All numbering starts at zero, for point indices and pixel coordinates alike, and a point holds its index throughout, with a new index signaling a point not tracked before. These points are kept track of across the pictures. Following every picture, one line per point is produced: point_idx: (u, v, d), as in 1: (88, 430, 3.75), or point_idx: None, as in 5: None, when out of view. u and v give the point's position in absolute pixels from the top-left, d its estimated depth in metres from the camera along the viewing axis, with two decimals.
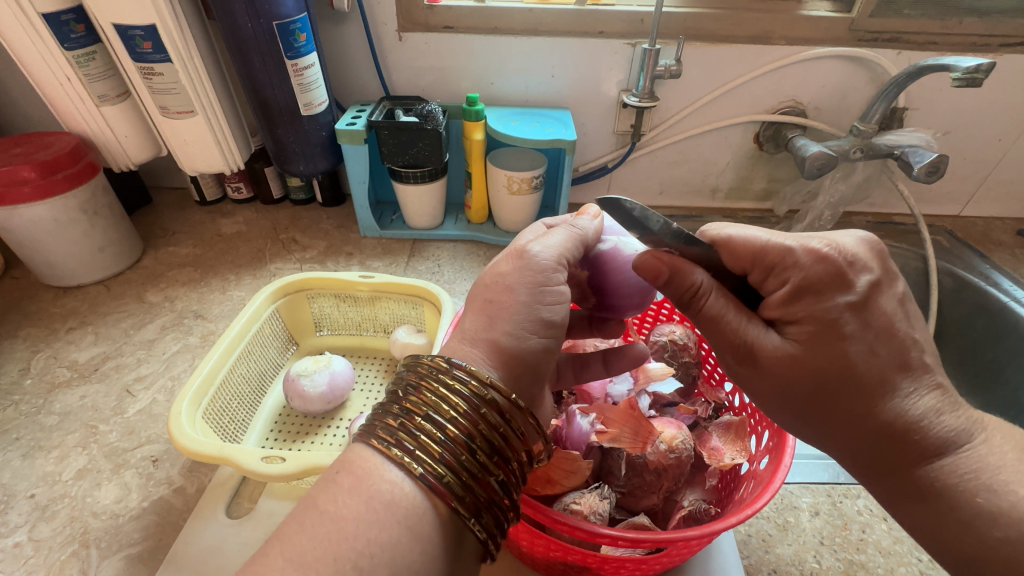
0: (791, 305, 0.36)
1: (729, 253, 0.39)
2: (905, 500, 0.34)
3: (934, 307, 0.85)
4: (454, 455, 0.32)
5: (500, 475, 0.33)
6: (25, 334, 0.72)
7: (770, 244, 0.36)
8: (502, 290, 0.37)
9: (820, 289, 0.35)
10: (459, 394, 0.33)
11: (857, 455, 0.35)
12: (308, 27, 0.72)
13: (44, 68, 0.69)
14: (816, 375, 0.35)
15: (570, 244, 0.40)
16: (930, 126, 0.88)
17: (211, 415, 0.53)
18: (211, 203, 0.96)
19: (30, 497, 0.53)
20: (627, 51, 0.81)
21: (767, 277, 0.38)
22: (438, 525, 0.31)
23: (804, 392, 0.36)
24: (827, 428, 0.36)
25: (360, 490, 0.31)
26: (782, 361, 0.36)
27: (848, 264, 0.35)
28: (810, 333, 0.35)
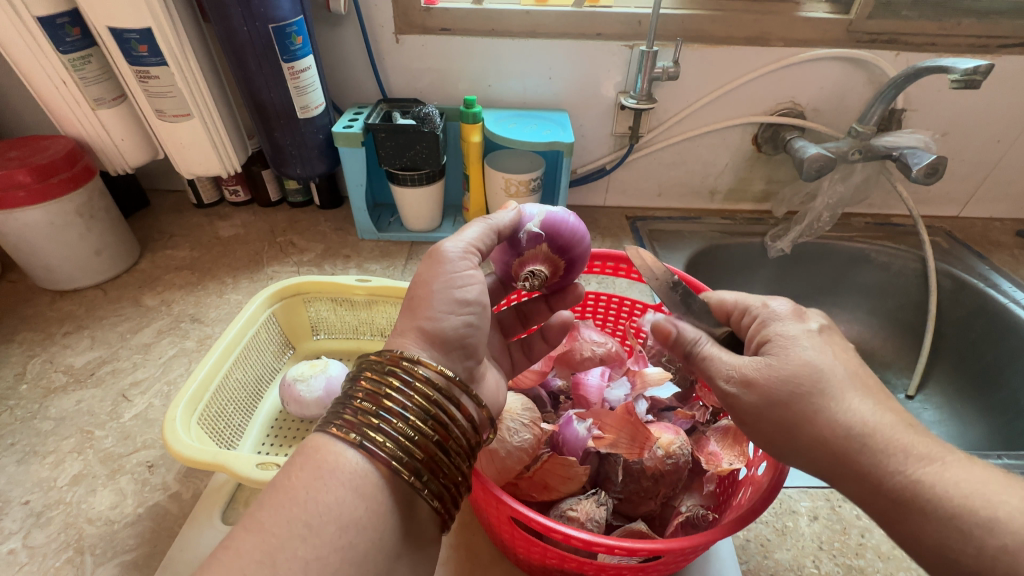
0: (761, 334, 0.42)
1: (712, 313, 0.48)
2: (877, 510, 0.33)
3: (934, 309, 0.85)
4: (398, 426, 0.33)
5: (444, 443, 0.34)
6: (21, 338, 0.72)
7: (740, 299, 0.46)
8: (422, 280, 0.40)
9: (775, 325, 0.41)
10: (397, 373, 0.35)
11: (830, 466, 0.35)
12: (304, 30, 0.72)
13: (39, 71, 0.69)
14: (786, 386, 0.37)
15: (485, 236, 0.44)
16: (929, 127, 0.88)
17: (207, 420, 0.53)
18: (208, 206, 0.96)
19: (24, 504, 0.53)
20: (625, 53, 0.81)
21: (741, 322, 0.45)
22: (387, 490, 0.32)
23: (781, 407, 0.37)
24: (804, 444, 0.36)
25: (312, 465, 0.31)
26: (763, 376, 0.38)
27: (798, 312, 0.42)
28: (770, 360, 0.39)
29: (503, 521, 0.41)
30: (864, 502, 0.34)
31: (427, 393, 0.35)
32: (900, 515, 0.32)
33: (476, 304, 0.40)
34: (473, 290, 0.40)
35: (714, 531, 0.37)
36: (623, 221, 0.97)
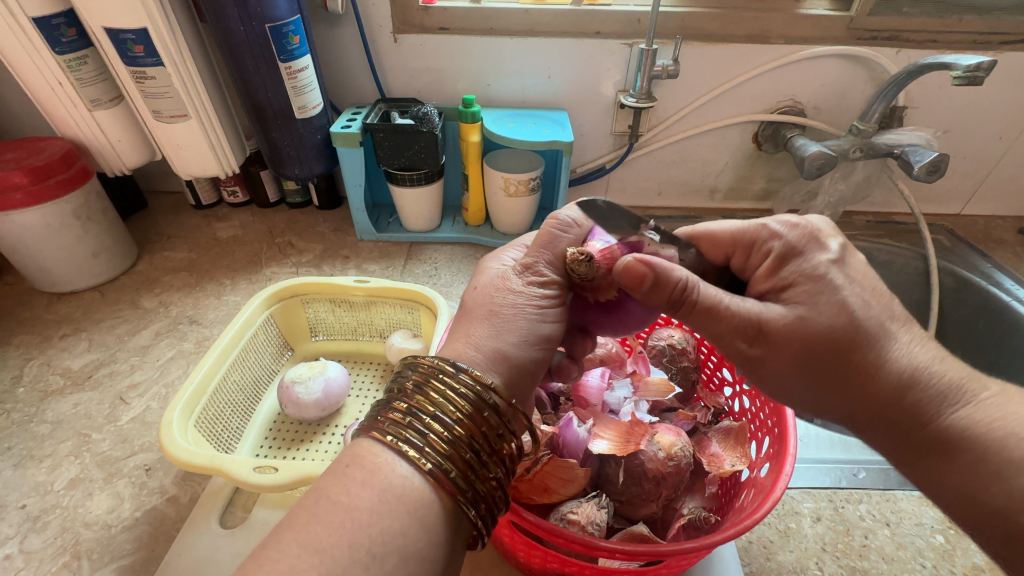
0: (779, 274, 0.39)
1: (704, 248, 0.45)
2: (915, 451, 0.35)
3: (936, 308, 0.84)
4: (461, 452, 0.32)
5: (498, 472, 0.34)
6: (18, 341, 0.71)
7: (744, 227, 0.42)
8: (494, 299, 0.39)
9: (787, 261, 0.39)
10: (465, 396, 0.34)
11: (866, 415, 0.37)
12: (302, 30, 0.72)
13: (35, 72, 0.69)
14: (824, 341, 0.36)
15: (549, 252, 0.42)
16: (930, 125, 0.87)
17: (204, 423, 0.53)
18: (207, 207, 0.95)
19: (20, 508, 0.53)
20: (624, 51, 0.80)
21: (748, 256, 0.42)
22: (443, 518, 0.31)
23: (817, 361, 0.37)
24: (839, 396, 0.37)
25: (374, 485, 0.30)
26: (792, 331, 0.37)
27: (802, 242, 0.40)
28: (801, 314, 0.37)
29: (503, 524, 0.41)
30: (901, 444, 0.36)
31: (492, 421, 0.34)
32: (937, 456, 0.35)
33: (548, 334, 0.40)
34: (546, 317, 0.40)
35: (718, 534, 0.37)
36: None
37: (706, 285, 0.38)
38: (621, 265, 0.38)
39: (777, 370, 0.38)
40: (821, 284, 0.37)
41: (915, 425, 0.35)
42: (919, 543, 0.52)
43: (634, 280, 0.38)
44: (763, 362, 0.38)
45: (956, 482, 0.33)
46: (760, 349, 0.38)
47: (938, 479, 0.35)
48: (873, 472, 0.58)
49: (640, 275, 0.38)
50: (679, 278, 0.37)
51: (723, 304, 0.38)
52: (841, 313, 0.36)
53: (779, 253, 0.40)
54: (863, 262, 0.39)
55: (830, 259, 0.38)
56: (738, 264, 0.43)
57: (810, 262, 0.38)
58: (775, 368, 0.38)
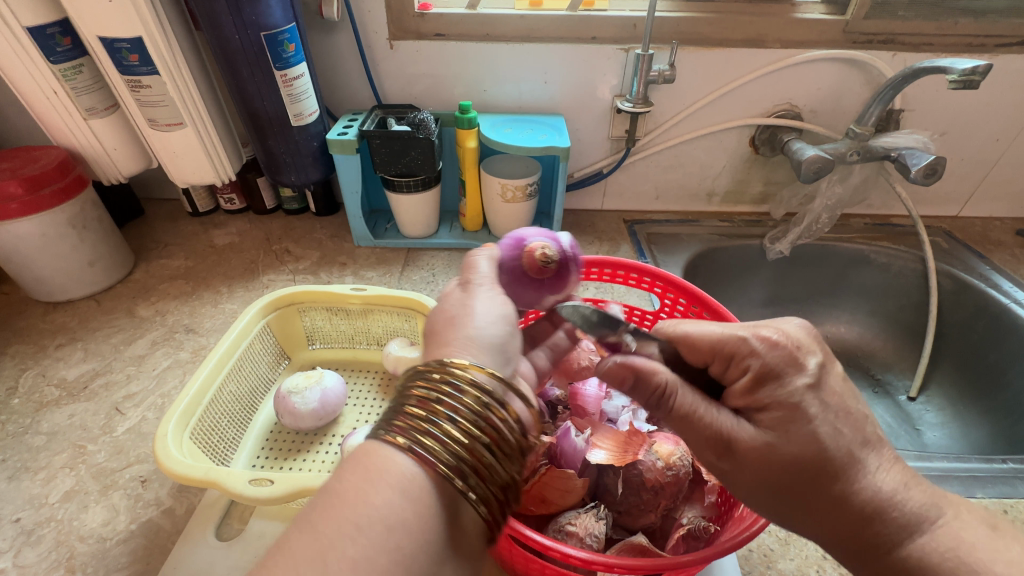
0: (756, 394, 0.36)
1: (684, 350, 0.41)
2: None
3: (934, 310, 0.84)
4: (446, 429, 0.31)
5: (490, 447, 0.32)
6: (13, 351, 0.71)
7: (724, 336, 0.38)
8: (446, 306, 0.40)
9: (766, 380, 0.36)
10: (445, 376, 0.33)
11: (837, 540, 0.34)
12: (297, 38, 0.72)
13: (30, 82, 0.69)
14: (791, 461, 0.34)
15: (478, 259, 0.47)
16: (927, 128, 0.87)
17: (200, 434, 0.52)
18: (203, 214, 0.95)
19: (14, 521, 0.52)
20: (620, 56, 0.80)
21: (728, 366, 0.39)
22: (435, 496, 0.30)
23: (784, 482, 0.35)
24: (804, 516, 0.35)
25: (359, 470, 0.29)
26: (760, 451, 0.35)
27: (782, 363, 0.36)
28: (771, 441, 0.35)
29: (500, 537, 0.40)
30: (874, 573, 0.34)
31: (479, 396, 0.32)
32: None
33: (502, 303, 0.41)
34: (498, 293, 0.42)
35: (717, 547, 0.37)
36: (621, 225, 0.96)
37: (685, 394, 0.38)
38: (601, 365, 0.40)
39: (744, 485, 0.37)
40: (796, 413, 0.35)
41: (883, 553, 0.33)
42: None
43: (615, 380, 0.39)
44: (731, 476, 0.37)
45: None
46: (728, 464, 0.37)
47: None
48: None
49: (621, 378, 0.39)
50: (660, 382, 0.37)
51: (698, 416, 0.37)
52: (811, 444, 0.34)
53: (758, 370, 0.36)
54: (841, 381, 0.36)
55: (806, 383, 0.35)
56: (720, 372, 0.39)
57: (787, 388, 0.35)
58: (743, 483, 0.37)
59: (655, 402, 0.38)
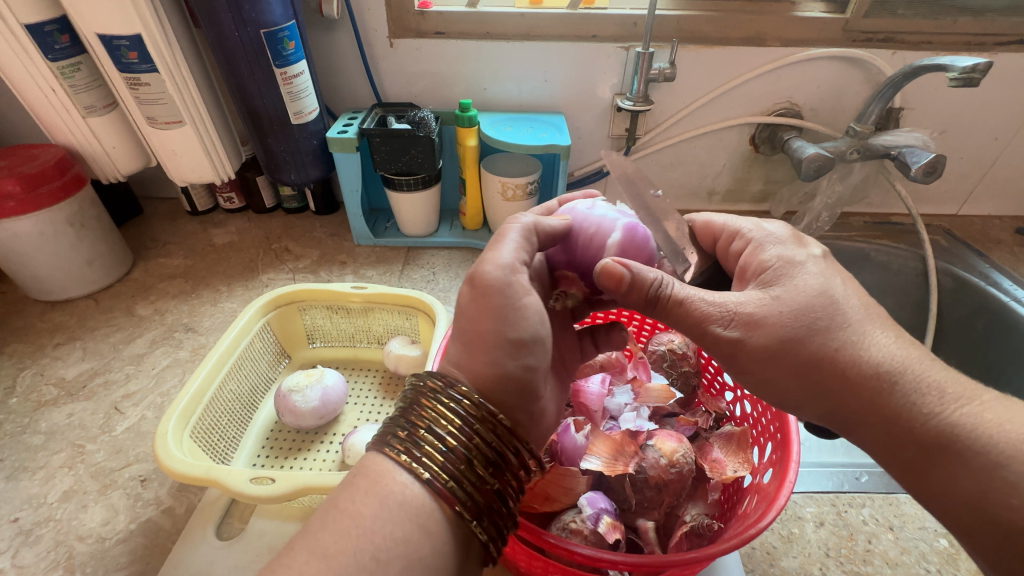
0: (760, 258, 0.41)
1: (698, 235, 0.48)
2: (909, 455, 0.35)
3: (934, 309, 0.84)
4: (458, 466, 0.33)
5: (499, 486, 0.34)
6: (11, 351, 0.70)
7: (732, 222, 0.45)
8: (472, 317, 0.37)
9: (766, 248, 0.41)
10: (458, 412, 0.34)
11: (851, 410, 0.36)
12: (297, 35, 0.71)
13: (28, 80, 0.68)
14: (801, 323, 0.37)
15: (529, 244, 0.39)
16: (926, 126, 0.87)
17: (200, 433, 0.52)
18: (202, 213, 0.95)
19: (13, 521, 0.52)
20: (620, 54, 0.80)
21: (732, 244, 0.45)
22: (447, 529, 0.32)
23: (797, 348, 0.37)
24: (819, 390, 0.37)
25: (376, 494, 0.32)
26: (771, 313, 0.37)
27: (788, 240, 0.42)
28: (777, 294, 0.38)
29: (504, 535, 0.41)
30: (891, 444, 0.35)
31: (486, 437, 0.34)
32: (935, 458, 0.34)
33: (536, 340, 0.37)
34: (536, 322, 0.37)
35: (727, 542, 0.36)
36: None
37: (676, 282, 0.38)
38: (597, 268, 0.37)
39: (755, 356, 0.37)
40: (796, 268, 0.39)
41: (905, 424, 0.35)
42: (923, 547, 0.52)
43: (613, 280, 0.37)
44: (745, 348, 0.37)
45: (956, 489, 0.33)
46: (738, 333, 0.37)
47: (935, 485, 0.34)
48: (876, 476, 0.58)
49: (618, 275, 0.37)
50: (655, 277, 0.37)
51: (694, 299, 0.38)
52: (818, 295, 0.37)
53: (757, 243, 0.42)
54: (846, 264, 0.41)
55: (809, 254, 0.41)
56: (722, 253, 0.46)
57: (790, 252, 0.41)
58: (754, 355, 0.37)
59: (653, 295, 0.37)
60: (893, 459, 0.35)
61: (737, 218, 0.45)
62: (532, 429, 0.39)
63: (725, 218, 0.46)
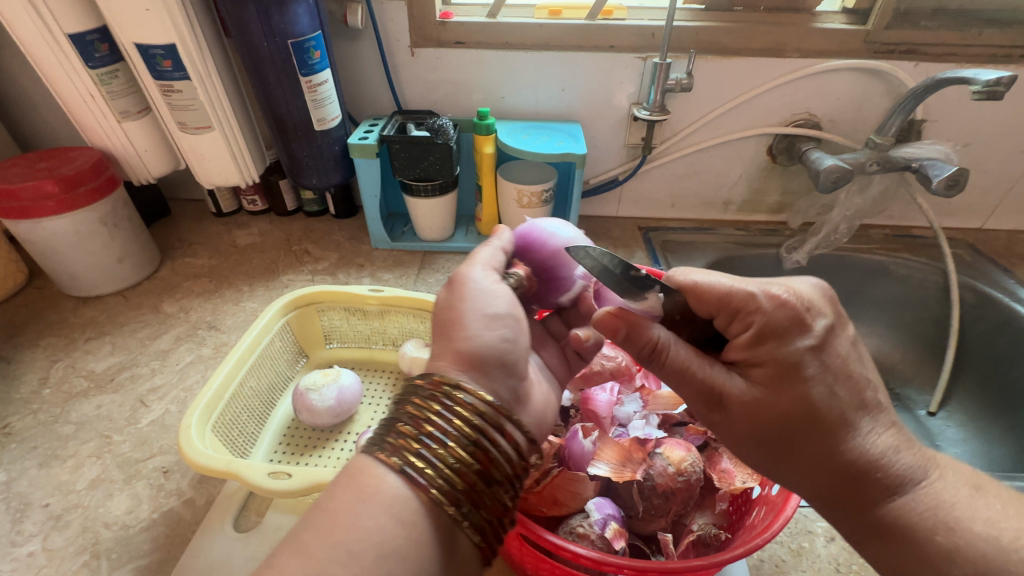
0: (755, 348, 0.37)
1: (692, 299, 0.41)
2: (864, 534, 0.36)
3: (954, 324, 0.83)
4: (436, 452, 0.34)
5: (482, 471, 0.35)
6: (45, 343, 0.74)
7: (735, 288, 0.38)
8: (448, 306, 0.41)
9: (767, 335, 0.37)
10: (441, 397, 0.35)
11: (819, 492, 0.37)
12: (323, 45, 0.74)
13: (69, 86, 0.72)
14: (781, 418, 0.36)
15: (498, 254, 0.45)
16: (949, 139, 0.86)
17: (221, 427, 0.54)
18: (227, 215, 0.98)
19: (44, 506, 0.54)
20: (638, 64, 0.81)
21: (731, 321, 0.39)
22: (427, 518, 0.33)
23: (778, 435, 0.37)
24: (791, 472, 0.38)
25: (354, 487, 0.33)
26: (755, 400, 0.37)
27: (788, 323, 0.37)
28: (763, 391, 0.37)
29: (512, 536, 0.41)
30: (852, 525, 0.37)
31: (468, 419, 0.35)
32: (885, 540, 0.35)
33: (509, 316, 0.40)
34: (505, 302, 0.41)
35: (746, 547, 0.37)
36: (636, 232, 0.97)
37: (677, 346, 0.39)
38: (598, 316, 0.40)
39: (735, 435, 0.39)
40: (792, 371, 0.36)
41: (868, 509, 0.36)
42: None
43: (609, 331, 0.40)
44: (725, 425, 0.39)
45: (907, 569, 0.34)
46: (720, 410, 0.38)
47: (885, 562, 0.35)
48: None
49: (615, 326, 0.39)
50: (649, 340, 0.39)
51: (688, 368, 0.38)
52: (800, 401, 0.36)
53: (761, 325, 0.37)
54: (845, 349, 0.37)
55: (809, 346, 0.36)
56: (722, 323, 0.40)
57: (788, 347, 0.36)
58: (733, 432, 0.39)
59: (649, 356, 0.38)
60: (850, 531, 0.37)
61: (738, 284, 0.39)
62: (522, 411, 0.41)
63: (722, 281, 0.39)
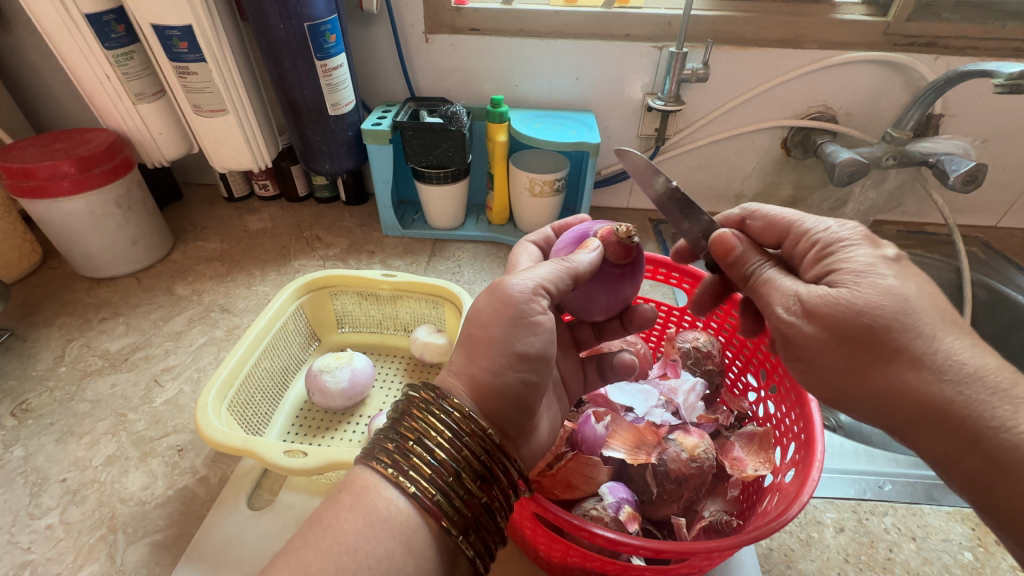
0: (824, 260, 0.40)
1: (761, 233, 0.46)
2: (975, 471, 0.32)
3: (967, 320, 0.82)
4: (446, 479, 0.33)
5: (486, 499, 0.35)
6: (60, 323, 0.74)
7: (799, 220, 0.43)
8: (482, 322, 0.39)
9: (832, 248, 0.40)
10: (448, 423, 0.35)
11: (913, 424, 0.34)
12: (338, 29, 0.74)
13: (86, 67, 0.72)
14: (865, 319, 0.35)
15: (557, 276, 0.40)
16: (968, 134, 0.85)
17: (236, 407, 0.55)
18: (238, 200, 0.98)
19: (61, 481, 0.55)
20: (654, 54, 0.80)
21: (798, 242, 0.43)
22: (433, 544, 0.33)
23: (857, 346, 0.35)
24: (886, 408, 0.35)
25: (360, 509, 0.32)
26: (833, 306, 0.36)
27: (856, 239, 0.40)
28: (844, 287, 0.36)
29: (526, 517, 0.42)
30: (957, 461, 0.33)
31: (476, 450, 0.35)
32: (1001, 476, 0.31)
33: (540, 358, 0.39)
34: (540, 342, 0.39)
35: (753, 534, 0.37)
36: (647, 224, 0.96)
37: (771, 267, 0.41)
38: (715, 236, 0.43)
39: (812, 346, 0.37)
40: (869, 268, 0.37)
41: (973, 442, 0.32)
42: (946, 559, 0.51)
43: (722, 250, 0.43)
44: (801, 335, 0.37)
45: None
46: (797, 319, 0.37)
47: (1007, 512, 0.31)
48: (900, 486, 0.57)
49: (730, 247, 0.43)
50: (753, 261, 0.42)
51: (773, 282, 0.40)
52: (886, 293, 0.35)
53: (824, 243, 0.40)
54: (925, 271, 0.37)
55: (884, 256, 0.38)
56: (787, 250, 0.44)
57: (860, 253, 0.38)
58: (810, 343, 0.37)
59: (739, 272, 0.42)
60: (955, 476, 0.33)
61: (807, 217, 0.43)
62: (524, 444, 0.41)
63: (792, 215, 0.44)
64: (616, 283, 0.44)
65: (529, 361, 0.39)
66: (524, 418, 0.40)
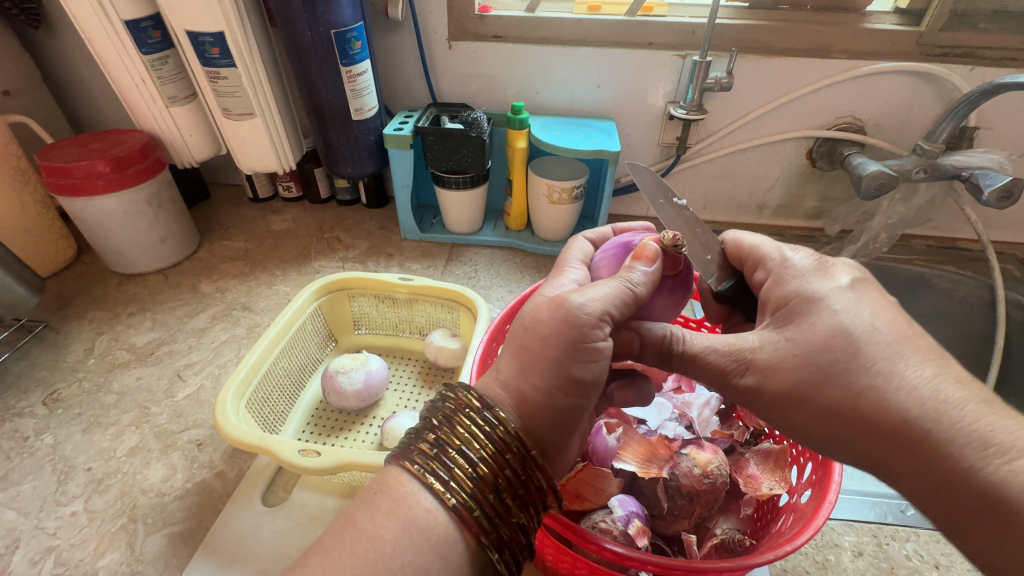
0: (777, 295, 0.40)
1: (731, 258, 0.47)
2: (956, 512, 0.31)
3: (1000, 340, 0.79)
4: (486, 494, 0.33)
5: (522, 519, 0.34)
6: (91, 316, 0.77)
7: (758, 247, 0.44)
8: (535, 338, 0.37)
9: (783, 281, 0.40)
10: (493, 436, 0.34)
11: (888, 464, 0.33)
12: (363, 36, 0.75)
13: (123, 71, 0.75)
14: (817, 363, 0.35)
15: (618, 298, 0.38)
16: (1004, 148, 0.82)
17: (254, 404, 0.56)
18: (263, 200, 1.00)
19: (87, 470, 0.57)
20: (676, 62, 0.79)
21: (757, 272, 0.44)
22: (466, 558, 0.32)
23: (817, 393, 0.35)
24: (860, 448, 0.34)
25: (398, 515, 0.32)
26: (786, 355, 0.36)
27: (808, 270, 0.40)
28: (790, 333, 0.37)
29: None
30: (937, 500, 0.32)
31: (518, 466, 0.34)
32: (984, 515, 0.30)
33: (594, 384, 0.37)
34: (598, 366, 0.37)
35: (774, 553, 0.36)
36: None
37: (686, 334, 0.39)
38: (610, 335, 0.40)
39: (778, 402, 0.36)
40: (815, 304, 0.37)
41: (949, 480, 0.31)
42: None
43: (622, 346, 0.40)
44: (760, 393, 0.36)
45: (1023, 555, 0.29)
46: (754, 379, 0.36)
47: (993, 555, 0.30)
48: None
49: (627, 340, 0.40)
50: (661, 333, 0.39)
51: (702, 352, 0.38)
52: (835, 331, 0.35)
53: (776, 275, 0.41)
54: (880, 296, 0.37)
55: (835, 286, 0.38)
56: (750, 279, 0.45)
57: (808, 285, 0.39)
58: (774, 400, 0.36)
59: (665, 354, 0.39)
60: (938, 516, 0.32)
61: (766, 243, 0.44)
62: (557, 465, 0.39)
63: (754, 240, 0.45)
64: (661, 292, 0.43)
65: (582, 387, 0.36)
66: (562, 439, 0.38)
